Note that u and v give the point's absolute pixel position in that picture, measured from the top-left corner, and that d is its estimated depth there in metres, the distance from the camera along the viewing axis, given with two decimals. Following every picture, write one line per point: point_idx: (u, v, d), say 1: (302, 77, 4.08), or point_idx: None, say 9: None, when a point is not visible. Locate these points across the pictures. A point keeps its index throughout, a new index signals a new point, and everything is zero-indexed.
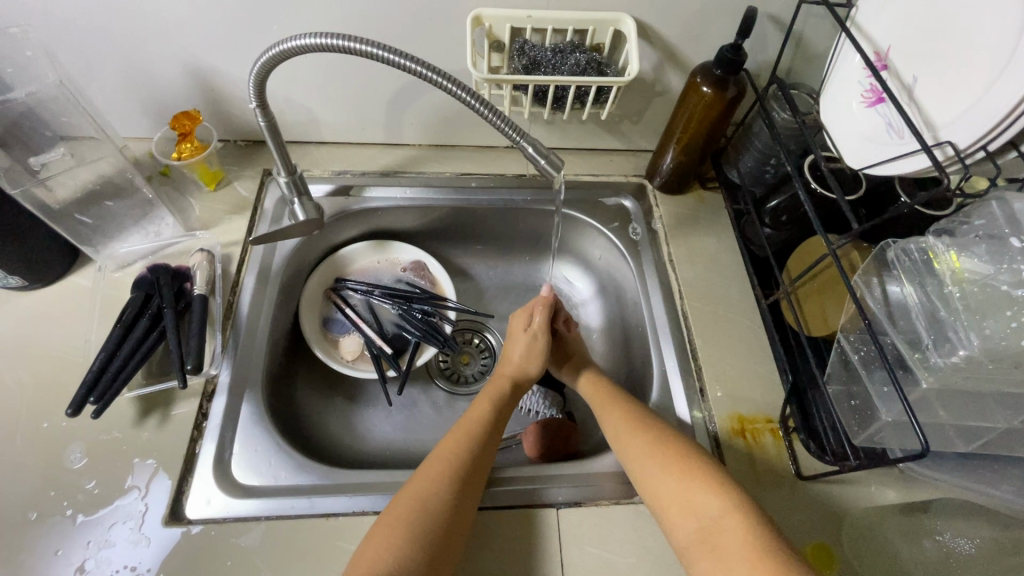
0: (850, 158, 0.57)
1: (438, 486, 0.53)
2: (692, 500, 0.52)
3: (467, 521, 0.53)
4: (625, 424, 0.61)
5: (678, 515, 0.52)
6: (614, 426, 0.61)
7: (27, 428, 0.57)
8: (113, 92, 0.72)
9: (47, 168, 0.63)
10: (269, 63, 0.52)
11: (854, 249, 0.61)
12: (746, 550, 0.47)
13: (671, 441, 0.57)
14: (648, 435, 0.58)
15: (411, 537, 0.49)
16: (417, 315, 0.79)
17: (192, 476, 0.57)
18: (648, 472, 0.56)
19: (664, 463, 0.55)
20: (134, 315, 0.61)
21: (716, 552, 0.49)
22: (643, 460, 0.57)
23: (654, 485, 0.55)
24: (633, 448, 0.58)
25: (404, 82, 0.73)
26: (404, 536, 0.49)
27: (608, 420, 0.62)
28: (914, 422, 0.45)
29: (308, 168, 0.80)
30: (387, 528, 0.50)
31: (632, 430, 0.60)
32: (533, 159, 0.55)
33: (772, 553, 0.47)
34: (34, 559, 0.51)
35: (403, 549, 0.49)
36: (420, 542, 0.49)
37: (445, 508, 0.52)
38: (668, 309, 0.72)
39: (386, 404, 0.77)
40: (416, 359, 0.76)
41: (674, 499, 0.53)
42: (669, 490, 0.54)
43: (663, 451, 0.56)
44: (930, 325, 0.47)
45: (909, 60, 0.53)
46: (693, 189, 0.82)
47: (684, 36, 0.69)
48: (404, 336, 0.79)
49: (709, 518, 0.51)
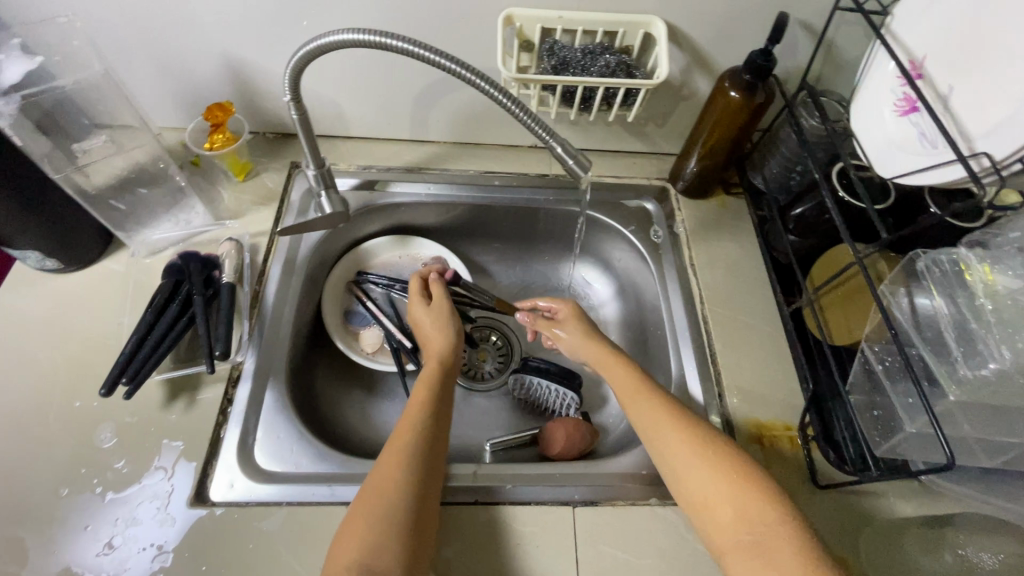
0: (880, 167, 0.57)
1: (399, 473, 0.52)
2: (733, 502, 0.50)
3: (431, 509, 0.52)
4: (662, 418, 0.57)
5: (717, 517, 0.50)
6: (648, 419, 0.58)
7: (60, 406, 0.59)
8: (149, 82, 0.73)
9: (88, 154, 0.64)
10: (305, 57, 0.53)
11: (882, 259, 0.60)
12: (793, 558, 0.45)
13: (710, 440, 0.54)
14: (686, 432, 0.55)
15: (381, 526, 0.48)
16: None
17: (217, 459, 0.58)
18: (689, 472, 0.53)
19: (704, 461, 0.53)
20: (165, 300, 0.63)
21: (760, 555, 0.46)
22: (684, 459, 0.54)
23: (695, 485, 0.52)
24: (671, 444, 0.55)
25: (433, 79, 0.74)
26: (375, 525, 0.48)
27: (639, 413, 0.59)
28: (940, 434, 0.45)
29: (334, 162, 0.81)
30: (357, 519, 0.49)
31: (671, 426, 0.56)
32: (562, 158, 0.56)
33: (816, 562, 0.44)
34: (64, 533, 0.53)
35: (372, 538, 0.48)
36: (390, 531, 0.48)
37: (409, 496, 0.51)
38: (687, 313, 0.72)
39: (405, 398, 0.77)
40: None
41: (712, 499, 0.51)
42: (709, 490, 0.51)
43: (704, 450, 0.54)
44: (959, 338, 0.47)
45: (946, 69, 0.52)
46: (715, 194, 0.82)
47: (713, 41, 0.68)
48: None
49: (755, 524, 0.48)
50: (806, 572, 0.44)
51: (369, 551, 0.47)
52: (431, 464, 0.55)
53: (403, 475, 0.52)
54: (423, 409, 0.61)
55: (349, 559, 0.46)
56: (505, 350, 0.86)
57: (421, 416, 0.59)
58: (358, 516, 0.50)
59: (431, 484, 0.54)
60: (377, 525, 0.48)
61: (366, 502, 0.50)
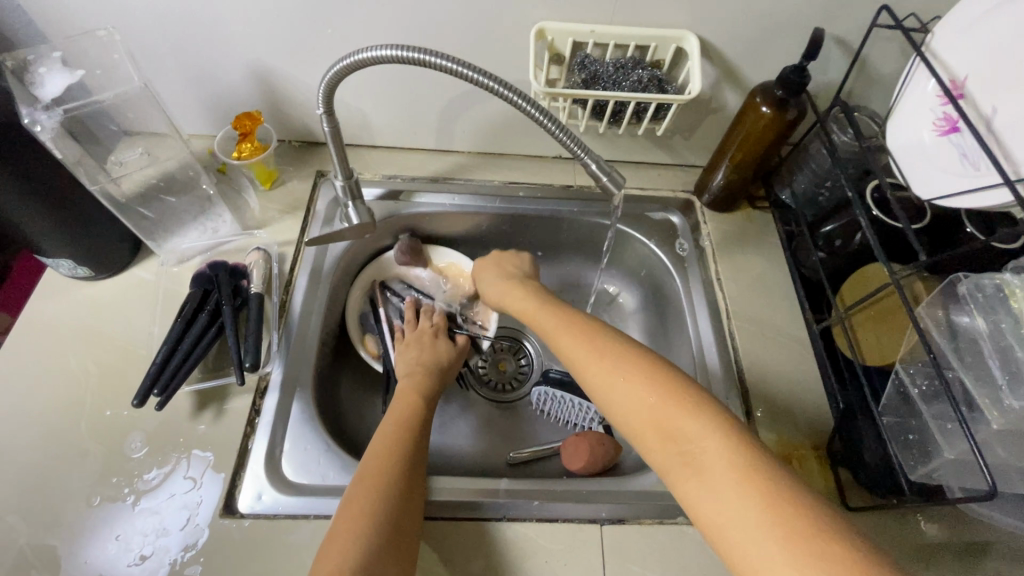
0: (918, 187, 0.56)
1: (383, 464, 0.54)
2: (664, 423, 0.47)
3: (417, 494, 0.54)
4: (592, 351, 0.55)
5: (652, 440, 0.48)
6: (577, 356, 0.56)
7: (91, 415, 0.59)
8: (180, 91, 0.74)
9: (124, 165, 0.66)
10: (342, 71, 0.53)
11: (918, 280, 0.58)
12: (727, 470, 0.42)
13: (637, 364, 0.52)
14: (614, 361, 0.53)
15: (368, 512, 0.49)
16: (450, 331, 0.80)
17: (245, 471, 0.58)
18: (620, 400, 0.51)
19: (632, 386, 0.50)
20: (194, 310, 0.63)
21: (698, 474, 0.43)
22: (612, 388, 0.52)
23: (627, 412, 0.50)
24: (600, 377, 0.53)
25: (461, 90, 0.74)
26: (368, 512, 0.49)
27: (571, 351, 0.57)
28: (981, 461, 0.44)
29: (360, 171, 0.81)
30: (349, 512, 0.50)
31: (598, 359, 0.54)
32: (595, 175, 0.56)
33: (751, 469, 0.42)
34: (95, 542, 0.53)
35: (364, 523, 0.48)
36: (380, 515, 0.49)
37: (393, 482, 0.52)
38: (713, 328, 0.72)
39: None
40: None
41: (644, 424, 0.48)
42: (641, 412, 0.49)
43: (632, 375, 0.51)
44: (1003, 363, 0.46)
45: (989, 90, 0.51)
46: (741, 207, 0.82)
47: (746, 56, 0.68)
48: None
49: (689, 441, 0.45)
50: (741, 480, 0.41)
51: (360, 535, 0.48)
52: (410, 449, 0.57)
53: (385, 464, 0.54)
54: (404, 408, 0.62)
55: (345, 549, 0.47)
56: (525, 361, 0.86)
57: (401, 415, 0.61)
58: (349, 509, 0.50)
59: (415, 470, 0.55)
60: (371, 515, 0.49)
61: (355, 496, 0.51)
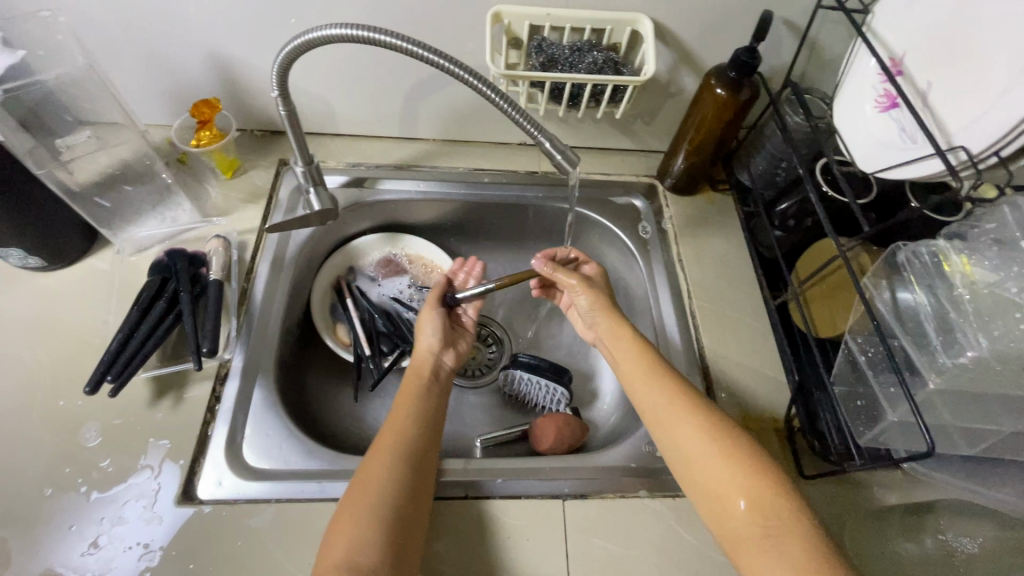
0: (863, 162, 0.58)
1: (382, 475, 0.52)
2: (743, 494, 0.49)
3: (418, 517, 0.52)
4: (673, 402, 0.56)
5: (728, 506, 0.50)
6: (656, 403, 0.57)
7: (43, 406, 0.58)
8: (135, 79, 0.73)
9: (71, 150, 0.63)
10: (293, 52, 0.52)
11: (864, 253, 0.62)
12: (804, 549, 0.45)
13: (720, 426, 0.54)
14: (697, 416, 0.55)
15: (362, 523, 0.49)
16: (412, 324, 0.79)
17: (205, 457, 0.57)
18: (699, 457, 0.53)
19: (714, 447, 0.52)
20: (151, 298, 0.62)
21: (773, 546, 0.46)
22: (693, 444, 0.54)
23: (705, 472, 0.52)
24: (679, 428, 0.55)
25: (422, 76, 0.74)
26: (364, 524, 0.49)
27: (647, 396, 0.58)
28: (921, 422, 0.46)
29: (323, 159, 0.81)
30: (344, 518, 0.49)
31: (678, 409, 0.56)
32: (551, 154, 0.55)
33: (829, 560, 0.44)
34: (49, 533, 0.52)
35: (359, 535, 0.48)
36: (379, 532, 0.48)
37: (398, 500, 0.51)
38: (675, 308, 0.73)
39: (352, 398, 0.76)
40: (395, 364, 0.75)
41: (723, 486, 0.51)
42: (719, 479, 0.51)
43: (715, 437, 0.53)
44: (939, 328, 0.48)
45: (925, 66, 0.53)
46: (703, 190, 0.83)
47: (700, 39, 0.69)
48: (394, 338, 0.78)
49: (768, 515, 0.48)
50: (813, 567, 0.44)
51: (356, 549, 0.47)
52: (416, 467, 0.54)
53: (388, 478, 0.52)
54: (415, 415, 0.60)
55: (337, 556, 0.47)
56: (495, 347, 0.87)
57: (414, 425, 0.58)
58: (345, 515, 0.50)
59: (419, 495, 0.53)
60: (368, 534, 0.48)
61: (349, 503, 0.51)
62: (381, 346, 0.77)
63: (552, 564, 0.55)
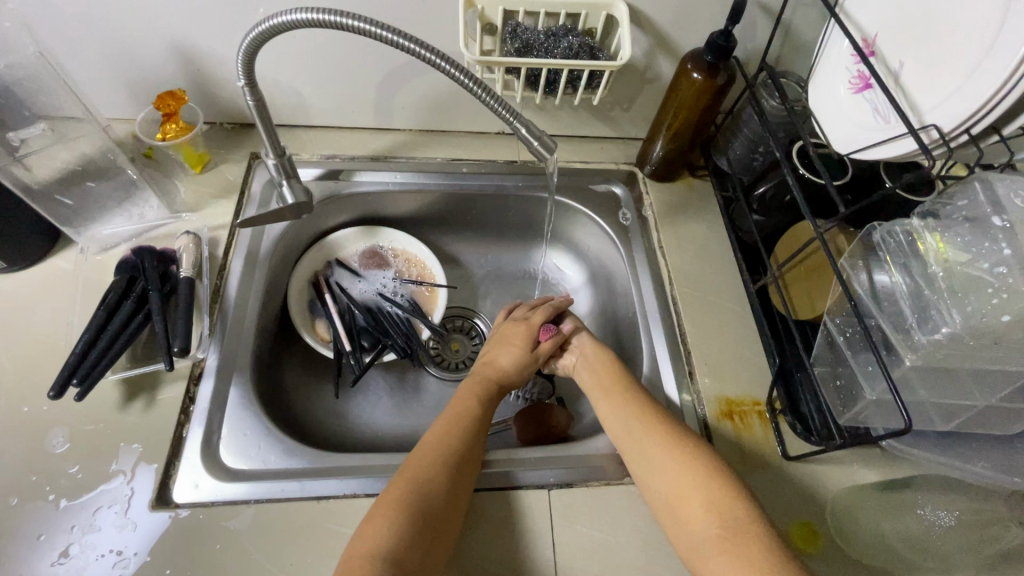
0: (838, 143, 0.58)
1: (426, 469, 0.53)
2: (711, 500, 0.51)
3: (455, 519, 0.52)
4: (645, 415, 0.59)
5: (689, 514, 0.52)
6: (622, 418, 0.60)
7: (7, 412, 0.56)
8: (95, 70, 0.70)
9: (26, 144, 0.60)
10: (258, 38, 0.50)
11: (841, 234, 0.65)
12: (763, 553, 0.47)
13: (682, 436, 0.56)
14: (660, 427, 0.58)
15: (403, 514, 0.49)
16: (390, 319, 0.78)
17: (180, 460, 0.56)
18: (670, 466, 0.55)
19: (680, 457, 0.55)
20: (118, 297, 0.60)
21: (732, 551, 0.48)
22: (661, 455, 0.56)
23: (675, 479, 0.54)
24: (649, 438, 0.57)
25: (395, 65, 0.73)
26: (401, 518, 0.49)
27: (618, 412, 0.61)
28: (898, 398, 0.46)
29: (297, 151, 0.79)
30: (384, 506, 0.50)
31: (644, 422, 0.59)
32: (526, 140, 0.53)
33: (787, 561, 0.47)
34: (16, 544, 0.50)
35: (400, 527, 0.48)
36: (417, 525, 0.49)
37: (434, 491, 0.51)
38: (657, 294, 0.73)
39: (334, 396, 0.74)
40: (378, 358, 0.74)
41: (686, 494, 0.53)
42: (686, 485, 0.53)
43: (674, 446, 0.56)
44: (914, 306, 0.49)
45: (896, 46, 0.54)
46: (682, 176, 0.83)
47: (675, 23, 0.69)
48: (372, 336, 0.77)
49: (729, 516, 0.50)
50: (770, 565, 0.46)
51: (394, 541, 0.47)
52: (465, 467, 0.55)
53: (437, 474, 0.53)
54: (451, 415, 0.60)
55: (372, 546, 0.47)
56: (479, 339, 0.85)
57: (453, 425, 0.59)
58: (384, 503, 0.50)
59: (460, 494, 0.53)
60: (403, 522, 0.48)
61: (393, 491, 0.51)
62: (361, 342, 0.76)
63: (539, 556, 0.54)
